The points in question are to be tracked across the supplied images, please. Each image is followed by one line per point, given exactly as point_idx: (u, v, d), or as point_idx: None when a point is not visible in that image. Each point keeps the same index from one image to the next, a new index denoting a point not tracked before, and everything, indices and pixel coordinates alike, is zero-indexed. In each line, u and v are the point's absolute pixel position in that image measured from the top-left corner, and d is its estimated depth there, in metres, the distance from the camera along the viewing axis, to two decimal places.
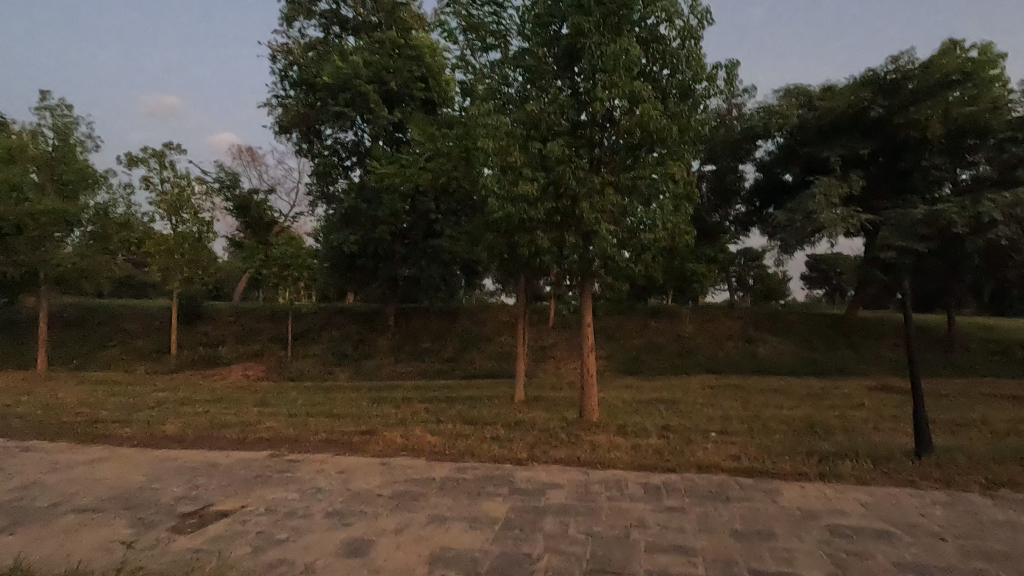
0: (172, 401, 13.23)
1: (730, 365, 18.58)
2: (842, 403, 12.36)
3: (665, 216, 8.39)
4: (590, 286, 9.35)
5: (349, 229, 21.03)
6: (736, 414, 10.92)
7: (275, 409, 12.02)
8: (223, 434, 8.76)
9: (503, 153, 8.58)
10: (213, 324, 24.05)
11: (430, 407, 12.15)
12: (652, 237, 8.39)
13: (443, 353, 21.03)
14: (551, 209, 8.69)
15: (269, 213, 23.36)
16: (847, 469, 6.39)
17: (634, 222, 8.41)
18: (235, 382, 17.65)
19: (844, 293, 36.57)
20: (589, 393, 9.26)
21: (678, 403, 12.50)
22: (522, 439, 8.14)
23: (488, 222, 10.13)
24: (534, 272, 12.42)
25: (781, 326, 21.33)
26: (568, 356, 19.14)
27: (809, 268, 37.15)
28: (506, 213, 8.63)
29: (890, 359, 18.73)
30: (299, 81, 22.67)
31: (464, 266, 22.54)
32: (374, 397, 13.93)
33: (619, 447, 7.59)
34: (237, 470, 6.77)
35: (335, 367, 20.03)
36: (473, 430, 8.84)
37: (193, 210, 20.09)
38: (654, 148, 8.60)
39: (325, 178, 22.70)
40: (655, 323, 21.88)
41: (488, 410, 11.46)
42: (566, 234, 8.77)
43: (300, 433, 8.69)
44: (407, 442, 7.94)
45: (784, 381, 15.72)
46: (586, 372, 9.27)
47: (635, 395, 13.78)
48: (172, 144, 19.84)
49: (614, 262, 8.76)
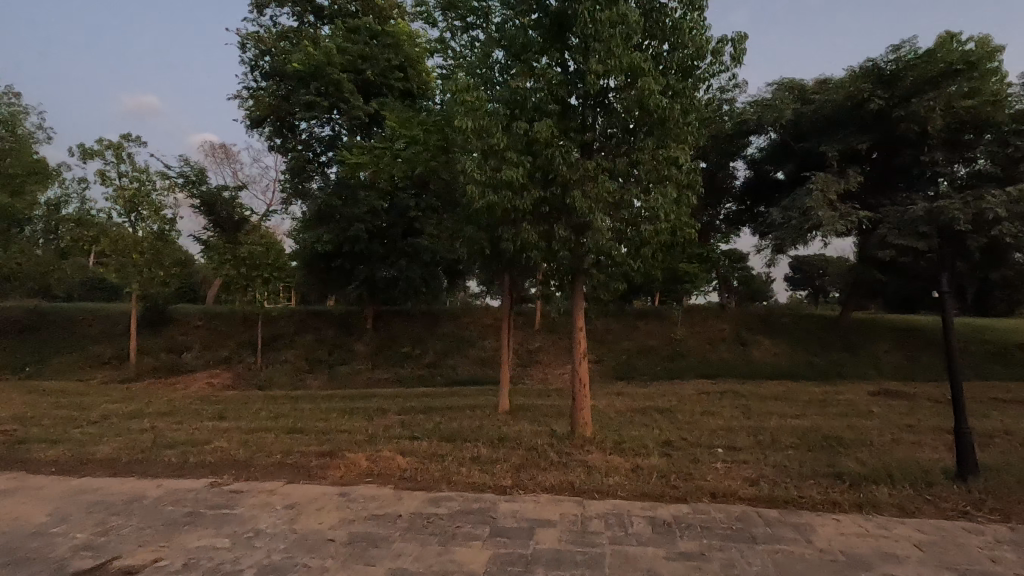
0: (118, 415, 11.94)
1: (724, 369, 17.77)
2: (849, 411, 11.57)
3: (666, 207, 7.42)
4: (582, 286, 8.35)
5: (324, 227, 19.85)
6: (741, 426, 10.03)
7: (233, 423, 10.83)
8: (162, 455, 7.61)
9: (485, 135, 7.63)
10: (179, 328, 22.65)
11: (406, 420, 11.08)
12: (653, 229, 7.43)
13: (424, 358, 19.92)
14: (538, 199, 7.73)
15: (239, 210, 22.03)
16: (886, 497, 5.47)
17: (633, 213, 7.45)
18: (198, 392, 16.36)
19: (828, 293, 36.35)
20: (582, 405, 8.26)
21: (675, 412, 11.62)
22: (507, 460, 7.10)
23: (470, 215, 9.12)
24: (520, 271, 11.41)
25: (775, 328, 20.60)
26: (556, 360, 18.22)
27: (794, 268, 36.84)
28: (489, 202, 7.65)
29: (889, 362, 18.09)
30: (272, 72, 21.46)
31: (446, 266, 21.50)
32: (346, 408, 12.79)
33: (619, 470, 6.60)
34: (163, 506, 5.65)
35: (308, 374, 18.82)
36: (451, 449, 7.80)
37: (154, 207, 18.70)
38: (654, 131, 7.65)
39: (300, 174, 21.46)
40: (644, 326, 21.03)
41: (470, 423, 10.40)
42: (555, 227, 7.76)
43: (251, 454, 7.56)
44: (373, 465, 6.86)
45: (783, 386, 14.94)
46: (579, 381, 8.27)
47: (628, 403, 12.82)
48: (131, 135, 18.45)
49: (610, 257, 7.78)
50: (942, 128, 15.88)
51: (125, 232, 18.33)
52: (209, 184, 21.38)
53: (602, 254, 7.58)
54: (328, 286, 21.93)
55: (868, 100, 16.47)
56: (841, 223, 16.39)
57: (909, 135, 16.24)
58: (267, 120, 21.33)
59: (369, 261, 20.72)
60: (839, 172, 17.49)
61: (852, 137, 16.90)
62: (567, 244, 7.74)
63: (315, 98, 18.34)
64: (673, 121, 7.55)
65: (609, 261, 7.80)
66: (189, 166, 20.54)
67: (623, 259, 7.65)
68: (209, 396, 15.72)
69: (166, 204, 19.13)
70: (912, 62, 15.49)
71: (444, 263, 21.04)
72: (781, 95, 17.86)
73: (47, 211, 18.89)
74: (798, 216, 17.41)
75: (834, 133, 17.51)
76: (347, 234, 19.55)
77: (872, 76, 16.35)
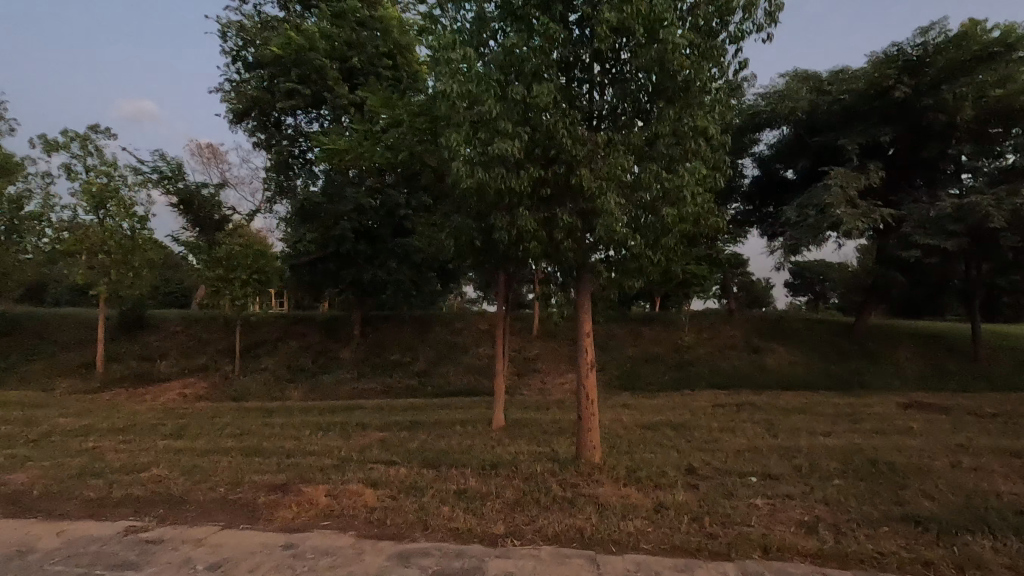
0: (63, 432, 10.57)
1: (737, 378, 16.50)
2: (884, 427, 10.33)
3: (691, 188, 6.20)
4: (588, 284, 7.08)
5: (308, 225, 18.58)
6: (769, 446, 8.79)
7: (189, 442, 9.51)
8: (82, 488, 6.29)
9: (475, 104, 6.43)
10: (155, 334, 21.29)
11: (387, 438, 9.76)
12: (677, 214, 6.16)
13: (414, 366, 18.61)
14: (537, 179, 6.46)
15: (219, 209, 20.70)
16: (991, 555, 4.23)
17: (652, 195, 6.19)
18: (166, 404, 15.01)
19: (830, 298, 35.34)
20: (590, 425, 7.00)
21: (690, 429, 10.36)
22: (501, 496, 5.81)
23: (457, 202, 7.85)
24: (517, 270, 10.13)
25: (788, 334, 19.36)
26: (556, 369, 16.95)
27: (794, 273, 35.85)
28: (479, 182, 6.42)
29: (912, 371, 16.88)
30: (255, 64, 20.26)
31: (439, 269, 20.23)
32: (322, 422, 11.47)
33: (638, 510, 5.34)
34: (52, 568, 4.35)
35: (289, 384, 17.48)
36: (433, 479, 6.51)
37: (124, 204, 17.42)
38: (676, 97, 6.41)
39: (282, 170, 20.07)
40: (649, 332, 19.79)
41: (460, 444, 9.07)
42: (557, 212, 6.49)
43: (188, 486, 6.23)
44: (337, 501, 5.57)
45: (804, 398, 13.70)
46: (587, 397, 6.99)
47: (636, 418, 11.54)
48: (99, 126, 17.17)
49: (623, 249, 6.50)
50: (970, 119, 14.78)
51: (91, 231, 17.04)
52: (187, 180, 20.15)
53: (615, 245, 6.30)
54: (312, 290, 20.60)
55: (892, 87, 15.24)
56: (862, 221, 15.26)
57: (935, 126, 15.11)
58: (250, 113, 20.09)
59: (356, 263, 19.45)
60: (858, 166, 16.33)
61: (873, 129, 15.75)
62: (573, 231, 6.47)
63: (296, 85, 17.08)
64: (699, 86, 6.33)
65: (622, 254, 6.52)
66: (165, 162, 19.28)
67: (639, 251, 6.37)
68: (178, 408, 14.39)
69: (138, 201, 17.84)
70: (942, 47, 14.35)
71: (436, 265, 19.79)
72: (796, 84, 16.56)
73: (8, 207, 17.49)
74: (814, 213, 16.21)
75: (853, 125, 16.31)
76: (332, 233, 18.26)
77: (897, 62, 15.11)
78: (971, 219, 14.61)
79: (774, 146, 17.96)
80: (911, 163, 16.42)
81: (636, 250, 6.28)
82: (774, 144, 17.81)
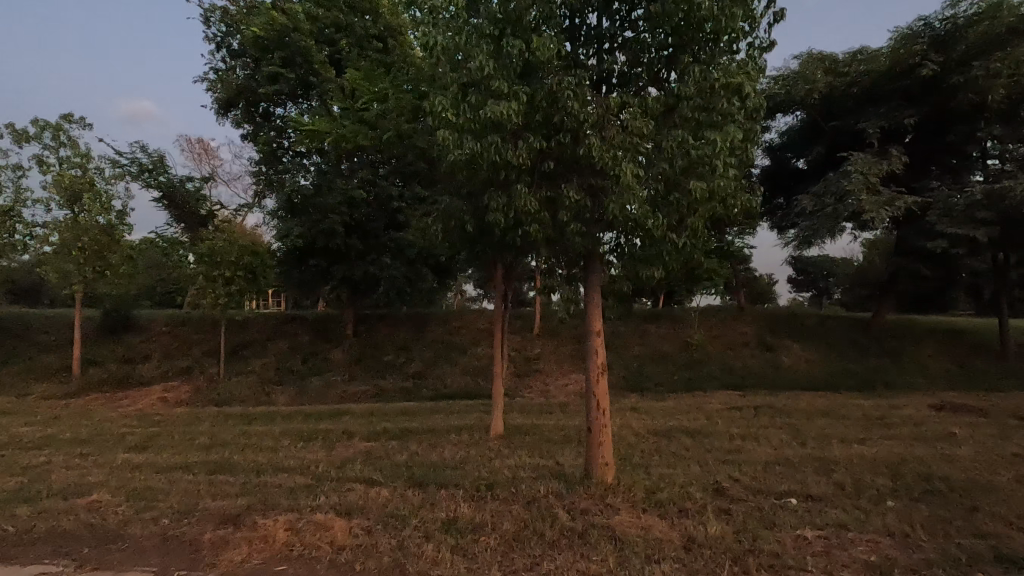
0: (18, 445, 9.59)
1: (751, 378, 15.54)
2: (923, 433, 9.37)
3: (723, 157, 5.17)
4: (598, 274, 6.08)
5: (296, 219, 17.59)
6: (801, 457, 7.83)
7: (153, 456, 8.54)
8: (5, 519, 5.35)
9: (465, 63, 5.46)
10: (139, 335, 20.34)
11: (373, 450, 8.80)
12: (706, 188, 5.16)
13: (409, 367, 17.67)
14: (539, 149, 5.47)
15: (204, 204, 19.71)
16: None
17: (675, 166, 5.17)
18: (142, 410, 14.05)
19: (833, 294, 34.40)
20: (601, 439, 6.02)
21: (707, 437, 9.40)
22: (497, 529, 4.86)
23: (448, 184, 6.86)
24: (516, 262, 9.11)
25: (803, 331, 18.39)
26: (559, 370, 15.99)
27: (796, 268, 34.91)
28: (471, 154, 5.47)
29: (936, 369, 15.93)
30: (241, 51, 19.28)
31: (434, 264, 19.27)
32: (304, 431, 10.51)
33: (665, 550, 4.39)
34: None
35: (276, 387, 16.51)
36: (419, 505, 5.55)
37: (101, 198, 16.45)
38: (702, 51, 5.40)
39: (272, 163, 18.76)
40: (656, 329, 18.82)
41: (454, 457, 8.09)
42: (564, 189, 5.48)
43: (128, 518, 5.27)
44: (298, 538, 4.60)
45: (827, 400, 12.74)
46: (598, 407, 6.01)
47: (647, 424, 10.55)
48: (73, 115, 16.18)
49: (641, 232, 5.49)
50: (1002, 99, 13.82)
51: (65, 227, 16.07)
52: (170, 173, 19.16)
53: (632, 225, 5.28)
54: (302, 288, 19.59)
55: (919, 65, 14.21)
56: (886, 209, 14.27)
57: (964, 106, 14.09)
58: (236, 103, 19.15)
59: (347, 259, 18.46)
60: (880, 151, 15.33)
61: (897, 111, 14.76)
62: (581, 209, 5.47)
63: (280, 69, 16.06)
64: (730, 39, 5.33)
65: (639, 237, 5.50)
66: (145, 154, 18.29)
67: (661, 235, 5.37)
68: (154, 414, 13.43)
69: (115, 195, 16.85)
70: (974, 21, 13.40)
71: (432, 260, 18.83)
72: (812, 66, 15.55)
73: None
74: (834, 202, 15.16)
75: (874, 107, 15.31)
76: (321, 228, 17.26)
77: (923, 37, 14.11)
78: (1005, 205, 13.63)
79: (785, 133, 17.01)
80: (934, 148, 15.42)
81: (657, 231, 5.27)
82: (786, 131, 16.87)
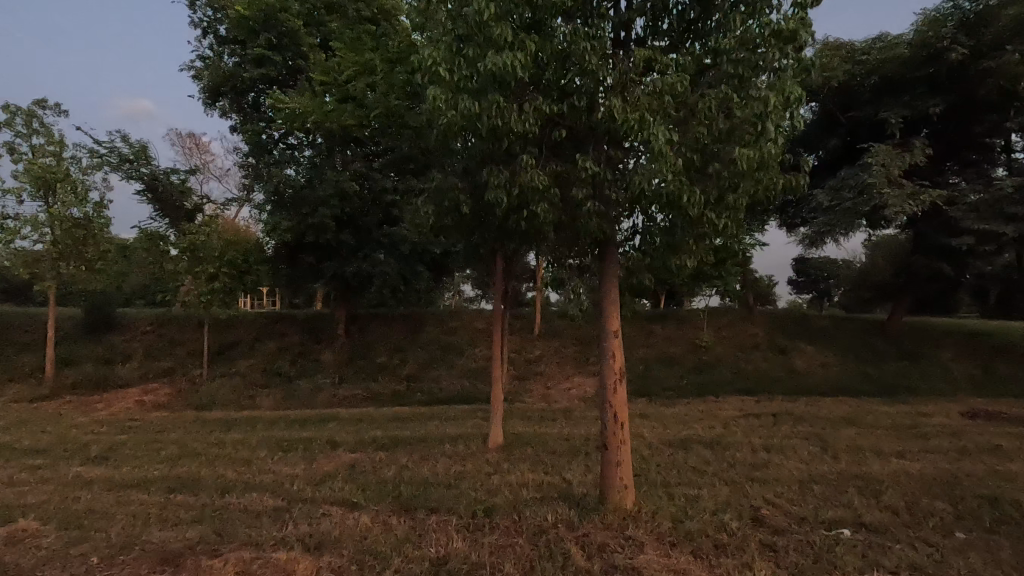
0: None
1: (764, 383, 14.68)
2: (965, 445, 8.50)
3: (775, 120, 4.27)
4: (615, 263, 5.20)
5: (284, 212, 16.67)
6: (838, 474, 6.98)
7: (112, 469, 7.63)
8: None
9: (463, 8, 4.59)
10: (120, 334, 19.36)
11: (358, 463, 7.92)
12: (754, 158, 4.27)
13: (403, 369, 16.78)
14: (548, 112, 4.58)
15: (188, 197, 18.70)
16: None
17: (714, 131, 4.28)
18: (116, 414, 13.13)
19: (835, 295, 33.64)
20: (619, 457, 5.13)
21: (728, 449, 8.53)
22: (498, 573, 4.04)
23: (443, 161, 5.96)
24: (518, 255, 8.21)
25: (816, 332, 17.54)
26: (561, 373, 15.11)
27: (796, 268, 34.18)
28: (469, 117, 4.59)
29: (959, 373, 15.09)
30: (229, 36, 18.28)
31: (431, 262, 18.38)
32: (285, 440, 9.59)
33: None
34: None
35: (261, 390, 15.59)
36: (404, 537, 4.68)
37: (77, 189, 15.49)
38: None
39: (259, 154, 17.60)
40: (662, 330, 17.95)
41: (448, 473, 7.21)
42: (580, 158, 4.59)
43: (52, 556, 4.37)
44: None
45: (850, 407, 11.88)
46: (616, 419, 5.13)
47: (660, 433, 9.66)
48: (47, 100, 15.24)
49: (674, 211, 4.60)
50: None
51: (37, 219, 15.11)
52: (153, 165, 18.23)
53: (663, 202, 4.39)
54: (292, 286, 18.66)
55: (947, 49, 13.36)
56: (910, 203, 13.41)
57: (993, 94, 13.27)
58: (222, 91, 18.23)
59: (338, 256, 17.54)
60: (902, 142, 14.47)
61: (920, 100, 13.94)
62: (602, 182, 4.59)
63: (266, 52, 15.08)
64: None
65: (669, 217, 4.62)
66: (126, 144, 17.34)
67: (698, 215, 4.48)
68: (127, 419, 12.50)
69: (92, 185, 15.89)
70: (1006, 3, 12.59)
71: (428, 257, 17.94)
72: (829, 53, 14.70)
73: None
74: (853, 196, 14.29)
75: (896, 97, 14.48)
76: (310, 222, 16.34)
77: (951, 20, 13.27)
78: None
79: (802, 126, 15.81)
80: (956, 142, 14.70)
81: (693, 209, 4.38)
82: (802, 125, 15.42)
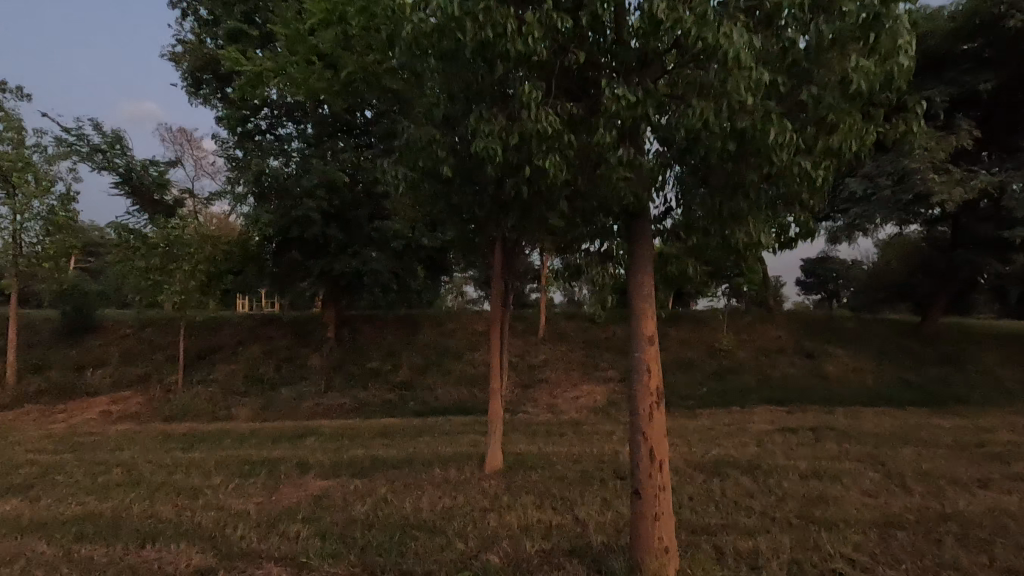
0: None
1: (794, 391, 13.25)
2: None
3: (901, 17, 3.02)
4: (647, 244, 3.86)
5: (266, 205, 15.39)
6: (918, 514, 5.58)
7: (26, 503, 6.29)
8: None
9: None
10: (94, 338, 18.06)
11: (327, 494, 6.58)
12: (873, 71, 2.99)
13: (395, 375, 15.46)
14: (562, 23, 3.29)
15: (167, 190, 17.33)
16: None
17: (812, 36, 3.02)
18: (74, 427, 11.84)
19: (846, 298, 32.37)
20: (657, 509, 3.78)
21: (769, 475, 7.17)
22: None
23: (422, 117, 4.63)
24: (520, 245, 6.84)
25: (845, 335, 16.12)
26: (568, 379, 13.76)
27: (806, 270, 33.03)
28: (449, 29, 3.34)
29: (1010, 380, 13.63)
30: (210, 18, 16.98)
31: (428, 260, 17.06)
32: (248, 461, 8.23)
33: None
34: None
35: (240, 398, 14.30)
36: None
37: (40, 180, 14.20)
38: None
39: (241, 142, 16.15)
40: (677, 332, 16.55)
41: (434, 509, 5.86)
42: (616, 83, 3.28)
43: None
44: None
45: (897, 420, 10.47)
46: (652, 458, 3.77)
47: (685, 454, 8.31)
48: (7, 84, 13.99)
49: (746, 161, 3.32)
50: None
51: None
52: (128, 156, 16.96)
53: (734, 143, 3.10)
54: (277, 287, 17.32)
55: (1002, 17, 11.94)
56: (959, 189, 11.96)
57: None
58: (202, 75, 16.90)
59: (326, 253, 16.21)
60: (945, 123, 13.06)
61: (968, 74, 12.57)
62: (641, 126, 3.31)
63: (242, 25, 13.75)
64: None
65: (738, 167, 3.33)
66: (97, 133, 16.06)
67: (785, 163, 3.18)
68: (83, 433, 11.20)
69: (58, 176, 14.61)
70: None
71: (424, 254, 16.65)
72: None
73: None
74: (891, 184, 12.83)
75: (940, 73, 13.10)
76: (294, 215, 15.03)
77: None
78: None
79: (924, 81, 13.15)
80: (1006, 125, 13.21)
81: (780, 153, 3.12)
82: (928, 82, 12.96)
